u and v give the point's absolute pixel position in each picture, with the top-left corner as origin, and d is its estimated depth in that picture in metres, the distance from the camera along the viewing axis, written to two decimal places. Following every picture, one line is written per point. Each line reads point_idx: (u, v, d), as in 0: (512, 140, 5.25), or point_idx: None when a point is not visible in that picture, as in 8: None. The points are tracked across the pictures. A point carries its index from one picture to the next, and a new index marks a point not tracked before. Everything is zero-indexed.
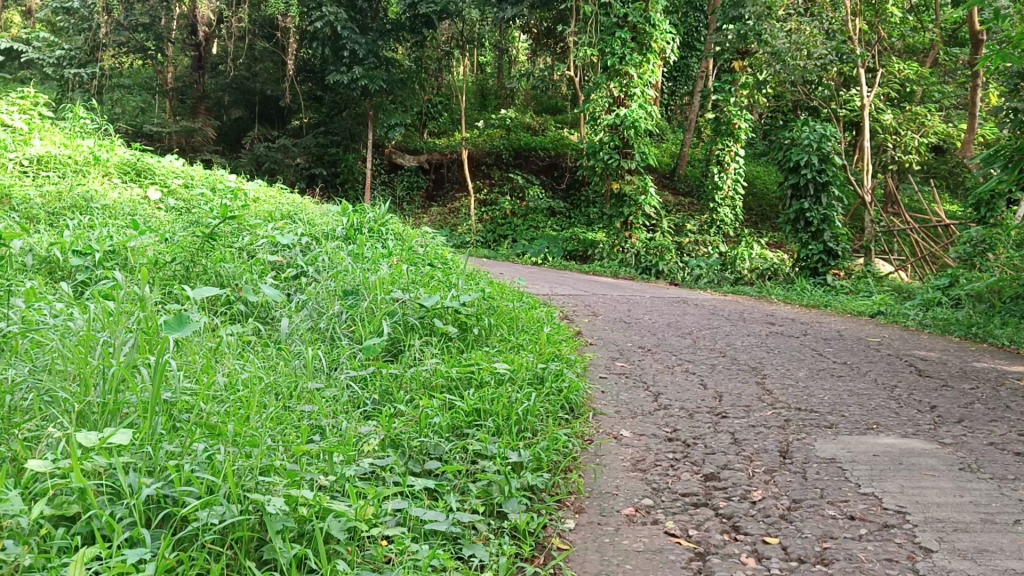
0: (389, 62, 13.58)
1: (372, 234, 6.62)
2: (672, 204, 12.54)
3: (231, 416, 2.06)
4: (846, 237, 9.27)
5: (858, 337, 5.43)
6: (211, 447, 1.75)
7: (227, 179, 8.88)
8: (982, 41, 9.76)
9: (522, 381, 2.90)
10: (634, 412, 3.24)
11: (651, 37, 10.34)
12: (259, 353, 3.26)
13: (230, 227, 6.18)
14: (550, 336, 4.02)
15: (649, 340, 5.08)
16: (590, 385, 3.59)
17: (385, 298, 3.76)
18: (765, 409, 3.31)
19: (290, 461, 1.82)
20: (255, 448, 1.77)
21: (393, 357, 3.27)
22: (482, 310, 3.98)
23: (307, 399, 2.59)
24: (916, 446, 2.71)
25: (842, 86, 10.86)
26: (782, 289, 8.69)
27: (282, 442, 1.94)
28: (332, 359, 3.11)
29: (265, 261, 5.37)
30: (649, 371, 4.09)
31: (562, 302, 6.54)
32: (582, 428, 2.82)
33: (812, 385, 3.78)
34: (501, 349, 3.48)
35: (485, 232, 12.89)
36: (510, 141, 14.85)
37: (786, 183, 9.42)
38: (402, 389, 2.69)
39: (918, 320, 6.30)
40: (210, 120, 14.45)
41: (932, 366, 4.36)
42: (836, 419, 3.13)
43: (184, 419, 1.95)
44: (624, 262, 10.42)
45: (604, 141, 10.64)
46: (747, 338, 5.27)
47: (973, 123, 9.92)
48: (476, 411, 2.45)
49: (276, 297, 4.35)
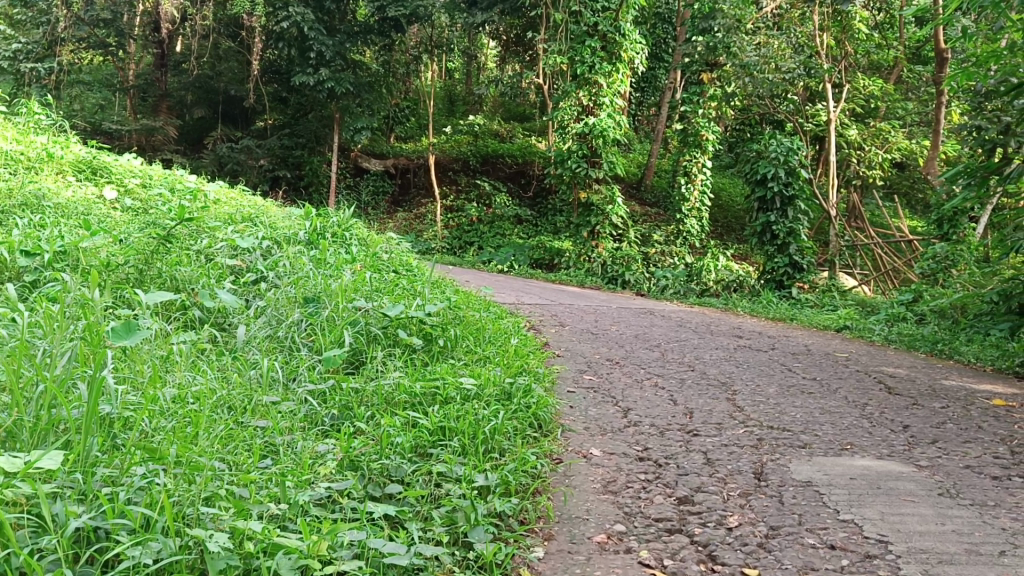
0: (356, 65, 13.41)
1: (335, 239, 6.46)
2: (639, 214, 12.52)
3: (176, 435, 1.93)
4: (811, 251, 9.30)
5: (826, 352, 5.40)
6: (151, 471, 1.61)
7: (186, 179, 8.65)
8: (947, 59, 9.82)
9: (489, 396, 2.79)
10: (604, 429, 3.14)
11: (621, 46, 10.32)
12: (212, 364, 3.10)
13: (188, 229, 6.00)
14: (517, 348, 3.92)
15: (617, 352, 5.00)
16: (558, 400, 3.49)
17: (347, 307, 3.62)
18: (737, 427, 3.24)
19: (237, 487, 1.69)
20: (199, 474, 1.64)
21: (354, 369, 3.14)
22: (447, 321, 3.86)
23: (262, 415, 2.45)
24: (892, 468, 2.65)
25: (808, 100, 10.98)
26: (748, 301, 8.68)
27: (231, 466, 1.81)
28: (290, 371, 2.97)
29: (224, 265, 5.20)
30: (618, 385, 4.01)
31: (528, 311, 6.44)
32: (550, 446, 2.71)
33: (784, 402, 3.71)
34: (467, 362, 3.36)
35: (450, 239, 12.73)
36: (477, 148, 14.75)
37: (753, 195, 9.41)
38: (362, 404, 2.56)
39: (883, 335, 6.29)
40: (172, 118, 14.16)
41: (901, 383, 4.32)
42: (810, 438, 3.06)
43: (121, 439, 1.81)
44: (590, 271, 10.36)
45: (571, 149, 10.56)
46: (716, 351, 5.21)
47: (937, 140, 10.01)
48: (441, 430, 2.33)
49: (234, 302, 4.20)
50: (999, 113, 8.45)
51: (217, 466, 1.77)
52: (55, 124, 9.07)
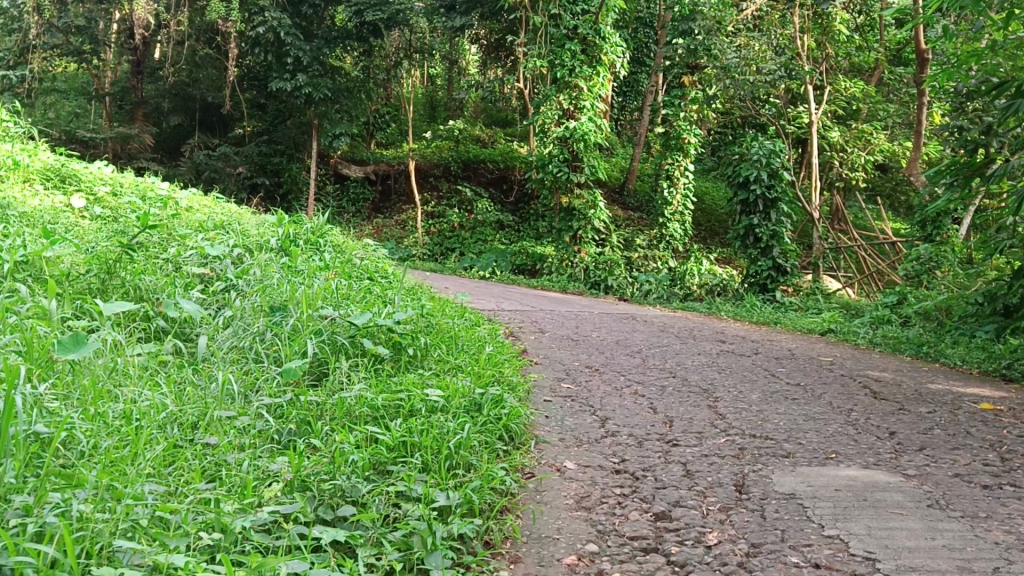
0: (334, 71, 13.24)
1: (310, 245, 6.30)
2: (622, 219, 12.43)
3: (108, 459, 1.80)
4: (795, 254, 9.21)
5: (810, 356, 5.29)
6: (69, 500, 1.48)
7: (158, 187, 8.47)
8: (928, 60, 9.69)
9: (457, 409, 2.65)
10: (580, 440, 3.01)
11: (601, 49, 10.22)
12: (167, 378, 2.95)
13: (157, 237, 5.84)
14: (491, 357, 3.78)
15: (597, 359, 4.87)
16: (533, 410, 3.36)
17: (312, 316, 3.48)
18: (718, 436, 3.11)
19: (166, 516, 1.55)
20: (122, 504, 1.51)
21: (317, 381, 2.99)
22: (418, 329, 3.72)
23: (212, 433, 2.31)
24: (879, 478, 2.53)
25: (789, 102, 10.94)
26: (732, 305, 8.58)
27: (165, 494, 1.67)
28: (248, 383, 2.82)
29: (191, 273, 5.05)
30: (596, 393, 3.88)
31: (507, 318, 6.31)
32: (521, 460, 2.58)
33: (767, 409, 3.59)
34: (437, 372, 3.21)
35: (432, 245, 12.58)
36: (459, 153, 14.63)
37: (735, 198, 9.32)
38: (321, 418, 2.42)
39: (868, 338, 6.20)
40: (148, 126, 13.95)
41: (887, 387, 4.21)
42: (794, 447, 2.94)
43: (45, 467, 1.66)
44: (572, 276, 10.22)
45: (553, 154, 10.45)
46: (698, 357, 5.10)
47: (919, 141, 9.91)
48: (402, 445, 2.20)
49: (197, 312, 4.04)
50: (980, 113, 8.39)
51: (147, 494, 1.63)
52: (24, 131, 8.86)
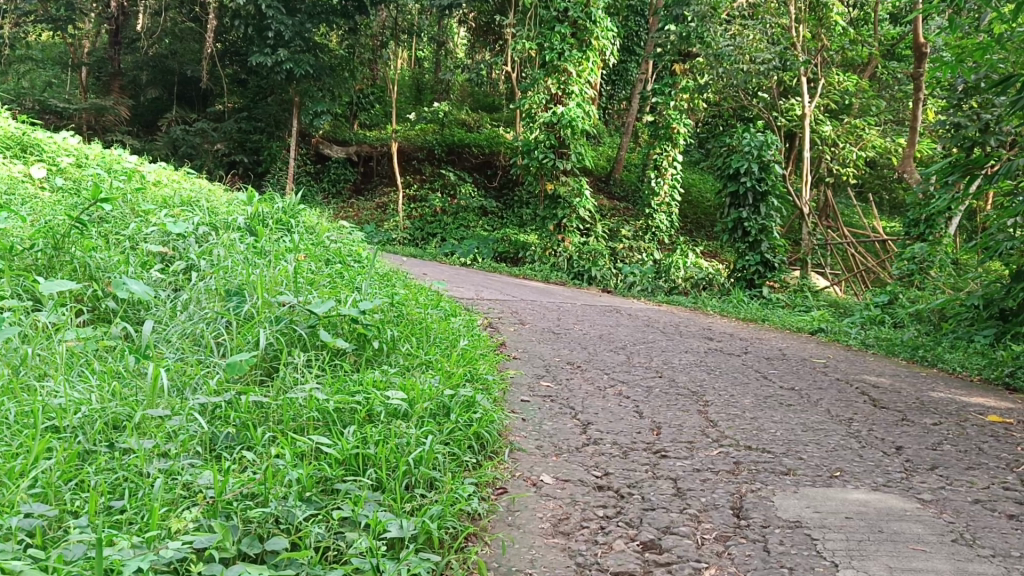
0: (317, 47, 12.67)
1: (280, 226, 5.95)
2: (607, 209, 12.15)
3: None
4: (784, 249, 8.94)
5: (803, 358, 5.03)
6: None
7: (125, 160, 8.08)
8: (927, 53, 9.36)
9: (422, 415, 2.34)
10: (559, 449, 2.73)
11: (591, 33, 9.89)
12: (99, 371, 2.64)
13: (116, 213, 5.49)
14: (465, 352, 3.48)
15: (579, 355, 4.58)
16: (507, 412, 3.07)
17: (268, 302, 3.16)
18: (710, 448, 2.83)
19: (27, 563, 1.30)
20: None
21: (267, 377, 2.68)
22: (386, 321, 3.40)
23: (133, 438, 2.01)
24: (893, 503, 2.26)
25: (780, 94, 10.73)
26: (718, 300, 8.32)
27: (41, 543, 1.38)
28: (187, 378, 2.51)
29: (147, 250, 4.70)
30: (577, 393, 3.59)
31: (486, 307, 6.01)
32: (493, 474, 2.28)
33: (762, 417, 3.32)
34: (403, 370, 2.91)
35: (412, 229, 12.20)
36: (443, 137, 14.25)
37: (725, 190, 9.06)
38: (265, 424, 2.12)
39: (860, 339, 5.95)
40: (123, 98, 13.51)
41: (887, 394, 3.95)
42: (795, 462, 2.67)
43: None
44: (555, 266, 9.92)
45: (539, 139, 10.14)
46: (685, 355, 4.81)
47: (914, 137, 9.60)
48: (354, 459, 1.91)
49: (146, 294, 3.71)
50: (979, 109, 8.14)
51: (12, 547, 1.33)
52: None
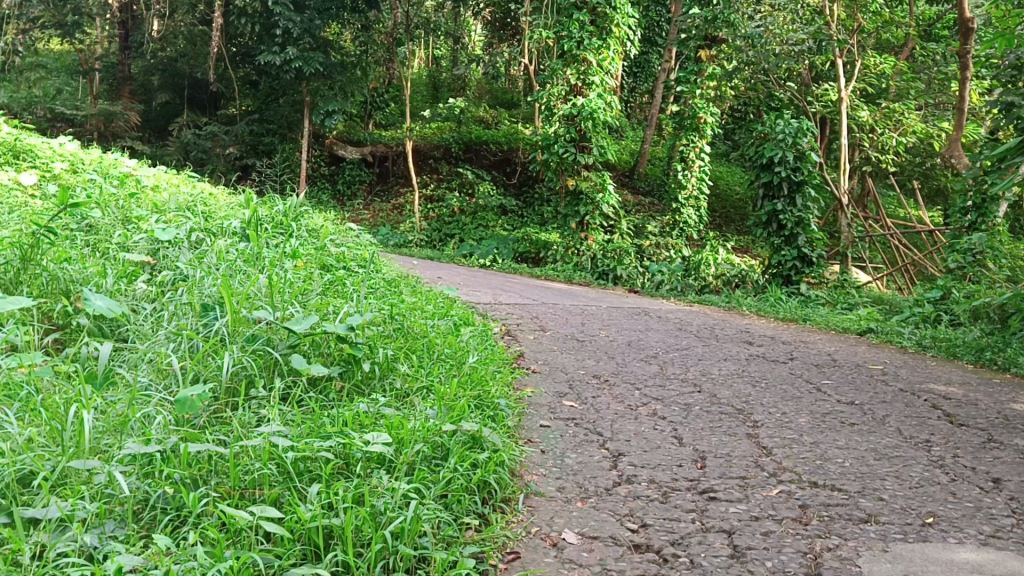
0: (327, 44, 12.19)
1: (279, 230, 5.49)
2: (632, 204, 11.66)
3: None
4: (822, 242, 8.39)
5: (857, 364, 4.51)
6: None
7: (122, 165, 7.66)
8: (974, 29, 8.62)
9: (411, 463, 1.88)
10: (586, 492, 2.25)
11: (611, 20, 9.37)
12: (29, 411, 2.20)
13: (102, 220, 5.07)
14: (474, 370, 3.01)
15: (606, 366, 4.11)
16: (522, 444, 2.60)
17: (243, 318, 2.71)
18: (768, 486, 2.34)
19: None
20: None
21: (233, 413, 2.22)
22: (382, 339, 2.94)
23: (39, 504, 1.57)
24: (1016, 571, 1.78)
25: (813, 80, 10.17)
26: (754, 299, 7.77)
27: None
28: (131, 414, 2.07)
29: (126, 260, 4.25)
30: (605, 415, 3.11)
31: (503, 313, 5.54)
32: (501, 536, 1.82)
33: (824, 441, 2.82)
34: (395, 401, 2.45)
35: (429, 231, 11.75)
36: (460, 134, 13.79)
37: (757, 181, 8.45)
38: (210, 481, 1.68)
39: (916, 340, 5.42)
40: (134, 103, 13.18)
41: (963, 408, 3.42)
42: (875, 505, 2.18)
43: None
44: (578, 266, 9.40)
45: (558, 133, 9.61)
46: (725, 364, 4.32)
47: (961, 120, 8.88)
48: (314, 535, 1.47)
49: (113, 310, 3.23)
50: None
51: None
52: None
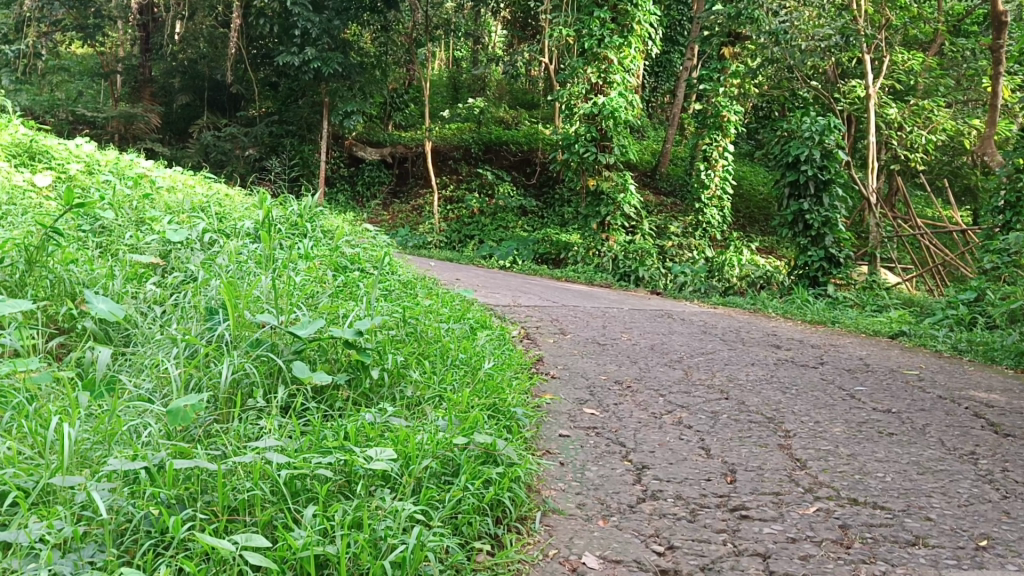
0: (346, 45, 12.07)
1: (294, 231, 5.36)
2: (654, 205, 11.47)
3: None
4: (850, 243, 8.16)
5: (891, 369, 4.32)
6: None
7: (138, 167, 7.58)
8: (1007, 22, 8.27)
9: (418, 480, 1.74)
10: (608, 510, 2.09)
11: (632, 18, 9.17)
12: (17, 421, 2.06)
13: (112, 220, 4.96)
14: (490, 377, 2.87)
15: (628, 370, 3.94)
16: (540, 456, 2.45)
17: (247, 321, 2.58)
18: (804, 503, 2.17)
19: None
20: None
21: (231, 424, 2.09)
22: (392, 345, 2.81)
23: (12, 525, 1.43)
24: None
25: (839, 77, 9.92)
26: (780, 300, 7.55)
27: None
28: (120, 424, 1.93)
29: (132, 261, 4.13)
30: (628, 424, 2.95)
31: (521, 315, 5.39)
32: (515, 561, 1.68)
33: (862, 454, 2.64)
34: (404, 412, 2.31)
35: (449, 232, 11.62)
36: (479, 134, 13.65)
37: (783, 180, 8.24)
38: (199, 501, 1.55)
39: (951, 344, 5.21)
40: (154, 105, 13.14)
41: (1008, 417, 3.23)
42: (923, 526, 2.01)
43: None
44: (599, 267, 9.23)
45: (579, 132, 9.44)
46: (753, 369, 4.14)
47: (994, 115, 8.51)
48: (307, 566, 1.35)
49: (115, 313, 3.10)
50: None
51: None
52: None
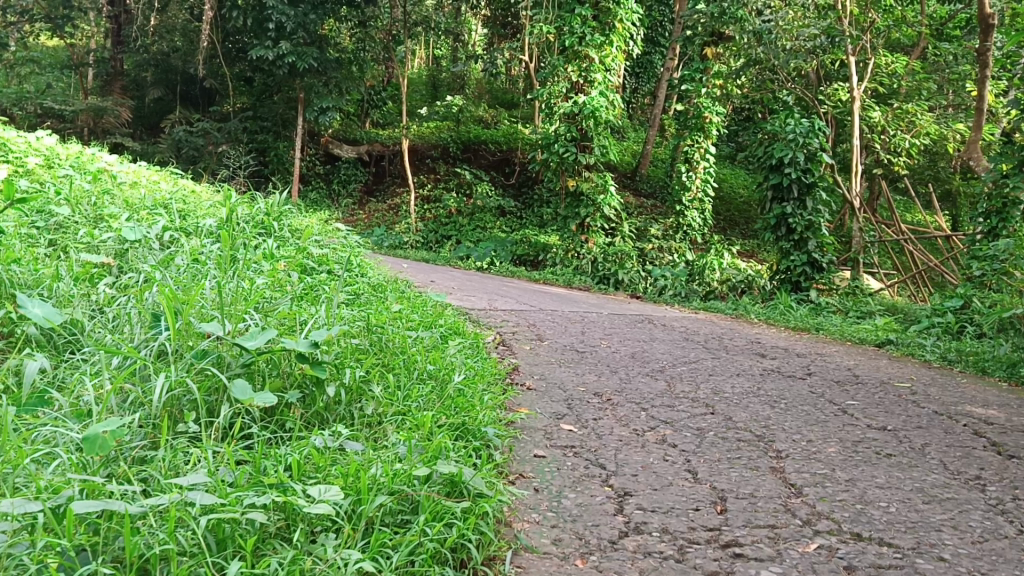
0: (322, 40, 11.76)
1: (258, 231, 5.09)
2: (634, 206, 11.28)
3: None
4: (833, 247, 7.99)
5: (881, 381, 4.13)
6: None
7: (101, 161, 7.27)
8: (994, 25, 8.02)
9: (369, 521, 1.53)
10: (587, 547, 1.87)
11: (615, 16, 8.97)
12: None
13: (64, 217, 4.67)
14: (460, 392, 2.64)
15: (609, 382, 3.73)
16: (512, 482, 2.23)
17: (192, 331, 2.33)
18: (804, 538, 1.96)
19: None
20: None
21: (162, 451, 1.85)
22: (352, 356, 2.57)
23: None
24: None
25: (824, 79, 9.77)
26: (762, 306, 7.37)
27: None
28: (31, 453, 1.67)
29: (81, 261, 3.84)
30: (609, 442, 2.73)
31: (497, 320, 5.16)
32: None
33: (861, 479, 2.44)
34: (359, 435, 2.08)
35: (425, 232, 11.35)
36: (458, 134, 13.46)
37: (766, 183, 8.05)
38: (106, 552, 1.31)
39: (940, 355, 5.03)
40: (124, 98, 12.78)
41: (1009, 436, 3.04)
42: (936, 568, 1.81)
43: None
44: (579, 269, 9.03)
45: (558, 132, 9.24)
46: (738, 380, 3.94)
47: (979, 120, 8.23)
48: None
49: (53, 318, 2.81)
50: None
51: None
52: None
